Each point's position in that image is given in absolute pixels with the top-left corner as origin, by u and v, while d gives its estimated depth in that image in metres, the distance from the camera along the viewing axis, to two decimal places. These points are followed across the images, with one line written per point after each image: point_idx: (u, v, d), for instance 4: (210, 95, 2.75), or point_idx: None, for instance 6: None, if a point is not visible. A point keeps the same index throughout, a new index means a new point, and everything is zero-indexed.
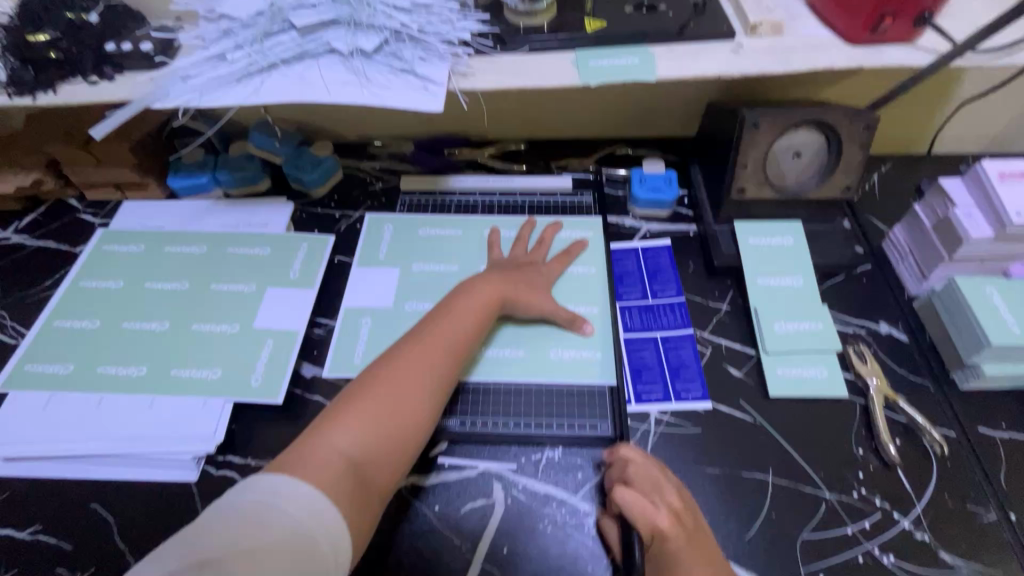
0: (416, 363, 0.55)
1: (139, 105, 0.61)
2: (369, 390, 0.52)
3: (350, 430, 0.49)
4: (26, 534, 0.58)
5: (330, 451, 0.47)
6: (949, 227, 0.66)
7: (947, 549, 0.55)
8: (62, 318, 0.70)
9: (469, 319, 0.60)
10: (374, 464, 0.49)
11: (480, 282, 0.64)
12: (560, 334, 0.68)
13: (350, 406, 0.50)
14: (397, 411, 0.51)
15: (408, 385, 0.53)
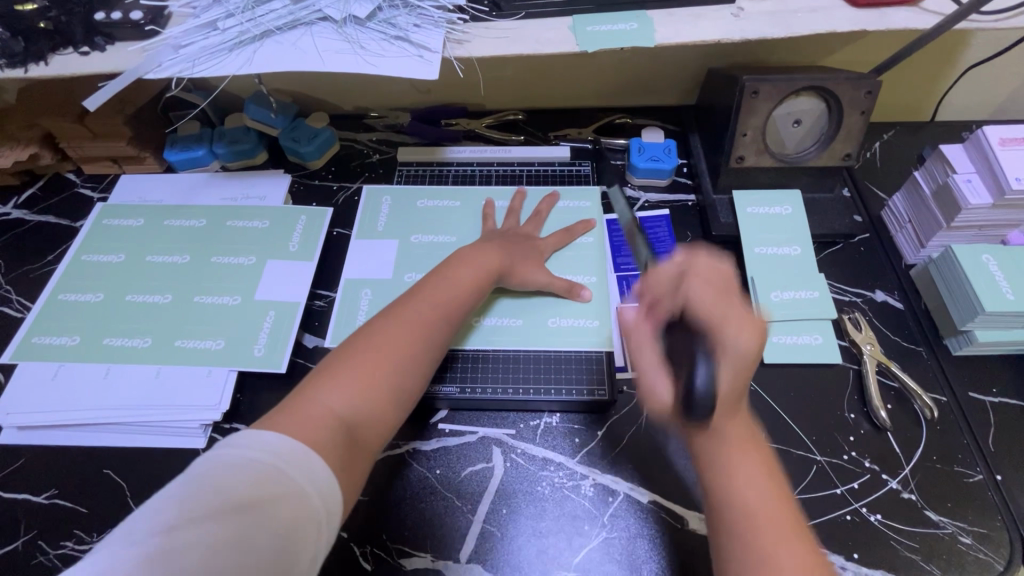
0: (405, 330, 0.56)
1: (132, 75, 0.60)
2: (358, 355, 0.53)
3: (341, 391, 0.50)
4: (42, 498, 0.60)
5: (323, 409, 0.48)
6: (948, 194, 0.66)
7: (932, 508, 0.57)
8: (65, 291, 0.71)
9: (461, 287, 0.62)
10: (365, 424, 0.50)
11: (472, 254, 0.65)
12: (560, 312, 0.68)
13: (340, 370, 0.52)
14: (386, 376, 0.53)
15: (398, 350, 0.54)
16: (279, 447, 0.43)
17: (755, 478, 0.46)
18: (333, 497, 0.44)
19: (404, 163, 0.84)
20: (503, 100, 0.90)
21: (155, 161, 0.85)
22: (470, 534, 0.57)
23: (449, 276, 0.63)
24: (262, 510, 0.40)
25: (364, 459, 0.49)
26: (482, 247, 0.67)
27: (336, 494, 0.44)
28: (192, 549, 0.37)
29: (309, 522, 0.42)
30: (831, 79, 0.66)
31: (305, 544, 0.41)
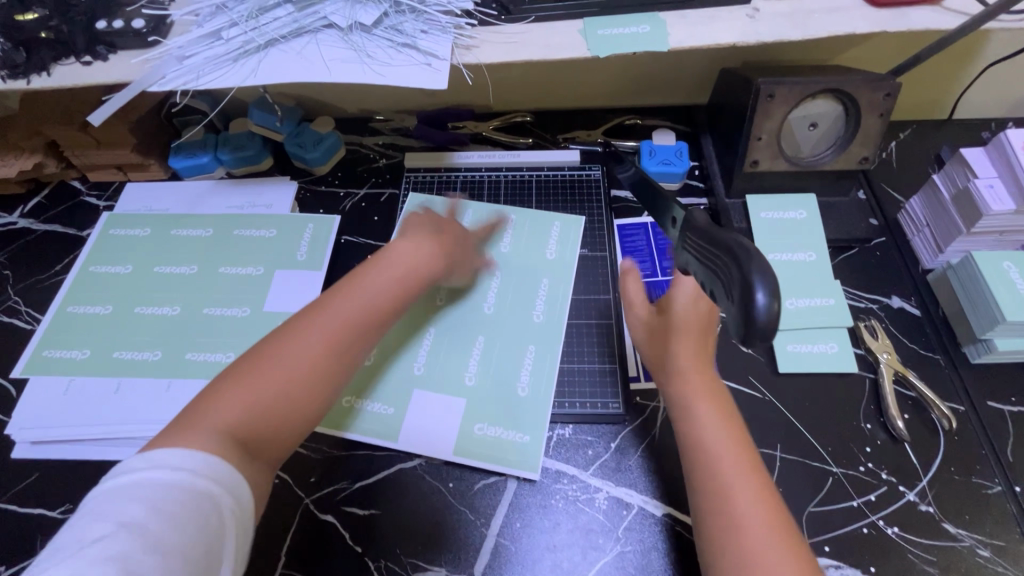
0: (320, 327, 0.50)
1: (137, 88, 0.58)
2: (264, 356, 0.48)
3: (242, 397, 0.46)
4: (58, 512, 0.61)
5: (215, 419, 0.44)
6: (969, 199, 0.64)
7: (950, 521, 0.56)
8: (74, 303, 0.70)
9: (387, 277, 0.55)
10: (266, 435, 0.46)
11: (411, 241, 0.60)
12: (551, 297, 0.70)
13: (245, 371, 0.47)
14: (294, 383, 0.48)
15: (307, 352, 0.48)
16: (178, 461, 0.40)
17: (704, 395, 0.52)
18: (246, 501, 0.43)
19: (411, 168, 0.83)
20: (510, 101, 0.89)
21: (160, 168, 0.84)
22: (483, 548, 0.57)
23: (380, 269, 0.56)
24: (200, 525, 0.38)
25: (263, 466, 0.46)
26: (425, 244, 0.60)
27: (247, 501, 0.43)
28: (112, 563, 0.35)
29: (226, 527, 0.40)
30: (849, 82, 0.64)
31: (224, 548, 0.39)
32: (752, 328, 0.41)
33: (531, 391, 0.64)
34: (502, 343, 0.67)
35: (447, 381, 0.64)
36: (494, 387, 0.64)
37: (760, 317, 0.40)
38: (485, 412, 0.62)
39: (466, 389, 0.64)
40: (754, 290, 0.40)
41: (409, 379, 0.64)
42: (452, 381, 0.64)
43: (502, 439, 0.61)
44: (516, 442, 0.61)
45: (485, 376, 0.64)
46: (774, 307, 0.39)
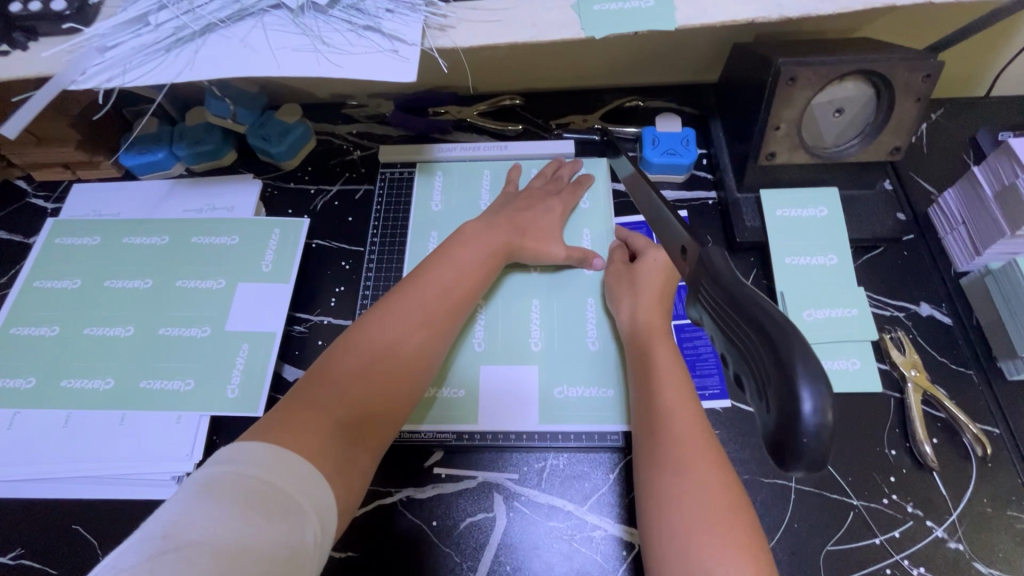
0: (406, 313, 0.52)
1: (53, 89, 0.49)
2: (357, 345, 0.50)
3: (334, 386, 0.47)
4: (9, 559, 0.56)
5: (319, 406, 0.45)
6: (1016, 197, 0.56)
7: (981, 560, 0.51)
8: (18, 325, 0.64)
9: (462, 269, 0.57)
10: (366, 424, 0.47)
11: (480, 230, 0.61)
12: (596, 248, 0.66)
13: (340, 358, 0.49)
14: (389, 369, 0.50)
15: (400, 340, 0.51)
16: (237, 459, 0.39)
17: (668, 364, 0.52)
18: (326, 496, 0.41)
19: (387, 163, 0.74)
20: (498, 82, 0.80)
21: (111, 167, 0.76)
22: None
23: (448, 262, 0.57)
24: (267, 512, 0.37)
25: (366, 454, 0.47)
26: (492, 222, 0.62)
27: (328, 499, 0.41)
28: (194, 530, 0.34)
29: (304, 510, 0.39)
30: (884, 62, 0.55)
31: (308, 525, 0.38)
32: (792, 452, 0.27)
33: (601, 344, 0.61)
34: (560, 300, 0.63)
35: (514, 351, 0.61)
36: (564, 349, 0.61)
37: (808, 438, 0.27)
38: (563, 373, 0.59)
39: (534, 354, 0.61)
40: (801, 401, 0.26)
41: (478, 362, 0.60)
42: (521, 350, 0.61)
43: (586, 398, 0.58)
44: (610, 395, 0.58)
45: (552, 337, 0.61)
46: (828, 424, 0.26)
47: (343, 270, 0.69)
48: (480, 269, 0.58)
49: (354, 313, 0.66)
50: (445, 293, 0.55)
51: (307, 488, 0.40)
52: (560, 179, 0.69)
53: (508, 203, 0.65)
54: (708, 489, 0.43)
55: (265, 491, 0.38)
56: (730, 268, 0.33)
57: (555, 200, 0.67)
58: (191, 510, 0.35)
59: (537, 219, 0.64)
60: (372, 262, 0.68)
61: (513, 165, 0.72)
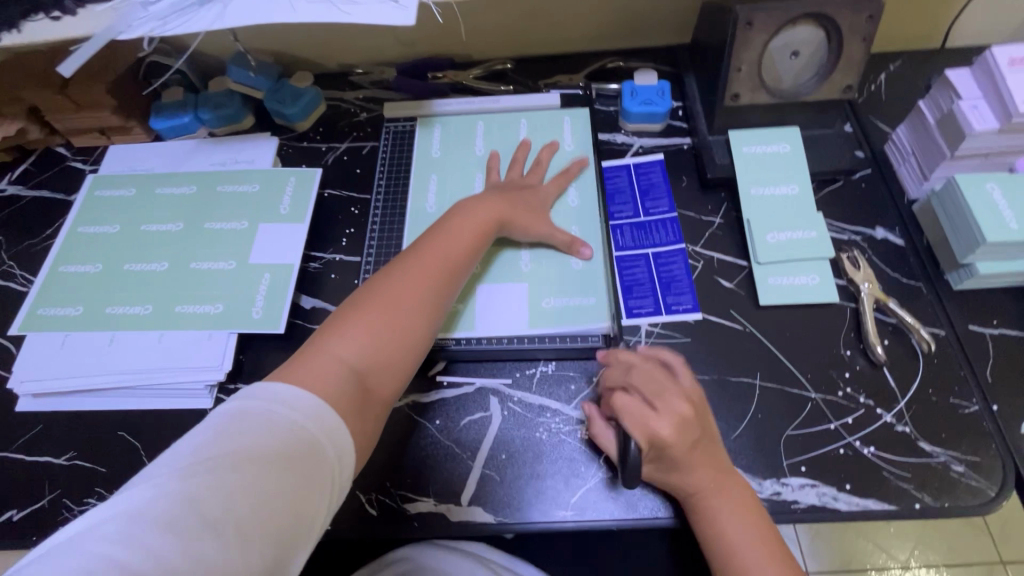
0: (410, 281, 0.57)
1: (104, 39, 0.57)
2: (367, 306, 0.55)
3: (350, 342, 0.52)
4: (63, 460, 0.63)
5: (335, 360, 0.51)
6: (953, 122, 0.63)
7: (926, 440, 0.57)
8: (66, 263, 0.72)
9: (461, 242, 0.62)
10: (379, 373, 0.53)
11: (479, 202, 0.65)
12: (580, 186, 0.73)
13: (352, 318, 0.54)
14: (396, 329, 0.55)
15: (406, 302, 0.56)
16: (278, 395, 0.45)
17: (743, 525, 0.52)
18: (342, 456, 0.46)
19: (390, 119, 0.82)
20: (491, 48, 0.87)
21: (143, 131, 0.85)
22: (470, 480, 0.59)
23: (450, 237, 0.62)
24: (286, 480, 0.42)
25: (377, 406, 0.52)
26: (489, 195, 0.67)
27: (345, 462, 0.46)
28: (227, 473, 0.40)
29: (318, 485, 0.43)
30: (829, 5, 0.62)
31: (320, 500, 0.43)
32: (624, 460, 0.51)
33: (584, 264, 0.68)
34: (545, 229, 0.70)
35: (507, 274, 0.68)
36: (551, 270, 0.68)
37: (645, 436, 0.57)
38: (551, 288, 0.66)
39: (524, 274, 0.68)
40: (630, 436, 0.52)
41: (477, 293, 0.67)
42: (517, 280, 0.67)
43: (572, 306, 0.65)
44: (588, 307, 0.65)
45: (539, 260, 0.68)
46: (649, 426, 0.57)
47: (352, 215, 0.76)
48: (473, 239, 0.63)
49: (363, 250, 0.73)
50: (446, 261, 0.60)
51: (335, 432, 0.46)
52: (540, 163, 0.73)
53: (507, 186, 0.70)
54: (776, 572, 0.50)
55: (297, 447, 0.43)
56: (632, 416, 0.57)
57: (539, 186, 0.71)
58: (236, 447, 0.42)
59: (529, 198, 0.69)
60: (377, 205, 0.75)
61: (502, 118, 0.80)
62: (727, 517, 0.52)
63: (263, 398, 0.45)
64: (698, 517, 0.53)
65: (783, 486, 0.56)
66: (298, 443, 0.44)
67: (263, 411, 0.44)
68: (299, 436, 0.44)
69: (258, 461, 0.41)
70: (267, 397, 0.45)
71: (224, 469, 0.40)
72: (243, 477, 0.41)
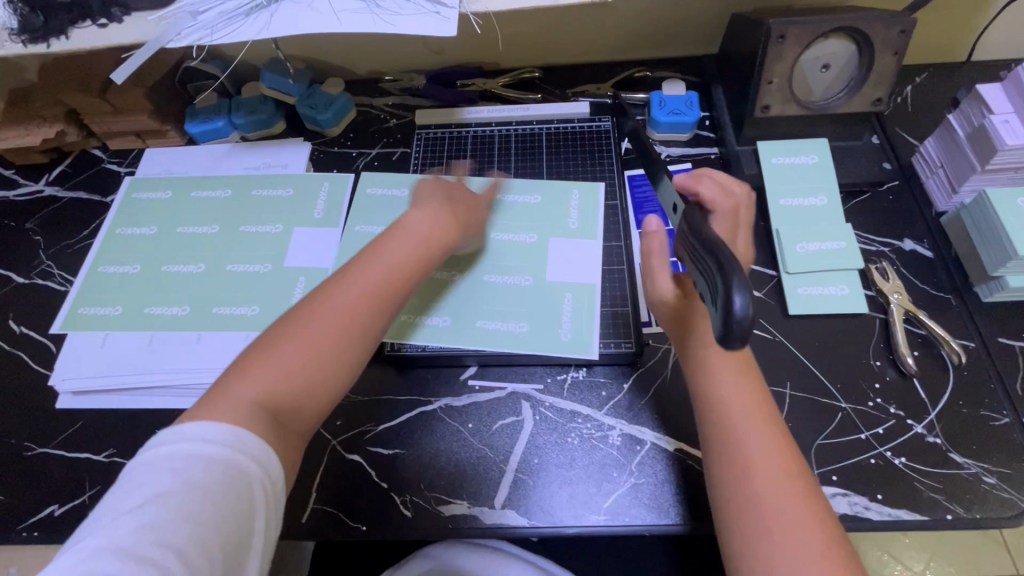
0: (340, 305, 0.51)
1: (154, 47, 0.58)
2: (287, 335, 0.49)
3: (266, 375, 0.47)
4: (103, 456, 0.64)
5: (249, 397, 0.46)
6: (985, 136, 0.64)
7: (957, 451, 0.58)
8: (104, 263, 0.73)
9: (397, 257, 0.56)
10: (295, 410, 0.48)
11: (426, 215, 0.60)
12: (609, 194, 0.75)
13: (273, 347, 0.49)
14: (318, 359, 0.49)
15: (332, 330, 0.50)
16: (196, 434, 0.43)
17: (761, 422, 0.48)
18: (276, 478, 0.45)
19: (421, 126, 0.84)
20: (520, 57, 0.88)
21: (177, 135, 0.86)
22: (503, 484, 0.60)
23: (386, 251, 0.56)
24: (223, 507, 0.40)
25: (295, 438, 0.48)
26: (436, 208, 0.62)
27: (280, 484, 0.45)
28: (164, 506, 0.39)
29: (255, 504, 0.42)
30: (862, 19, 0.63)
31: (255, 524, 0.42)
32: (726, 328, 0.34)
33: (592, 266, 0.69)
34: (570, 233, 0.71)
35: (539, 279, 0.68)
36: (583, 273, 0.68)
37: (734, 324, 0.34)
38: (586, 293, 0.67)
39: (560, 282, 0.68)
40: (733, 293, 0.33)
41: (472, 313, 0.66)
42: (511, 302, 0.67)
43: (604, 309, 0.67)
44: (587, 325, 0.65)
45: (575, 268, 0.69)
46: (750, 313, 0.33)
47: None
48: (416, 253, 0.57)
49: None
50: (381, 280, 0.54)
51: (258, 467, 0.43)
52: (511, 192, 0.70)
53: (465, 204, 0.66)
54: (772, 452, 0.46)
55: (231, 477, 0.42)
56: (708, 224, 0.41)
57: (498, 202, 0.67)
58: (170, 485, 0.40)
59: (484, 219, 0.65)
60: None
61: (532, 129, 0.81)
62: (736, 392, 0.50)
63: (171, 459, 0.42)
64: (704, 375, 0.52)
65: None
66: (229, 474, 0.42)
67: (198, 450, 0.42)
68: (232, 467, 0.42)
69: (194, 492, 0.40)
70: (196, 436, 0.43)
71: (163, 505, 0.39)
72: (174, 513, 0.39)
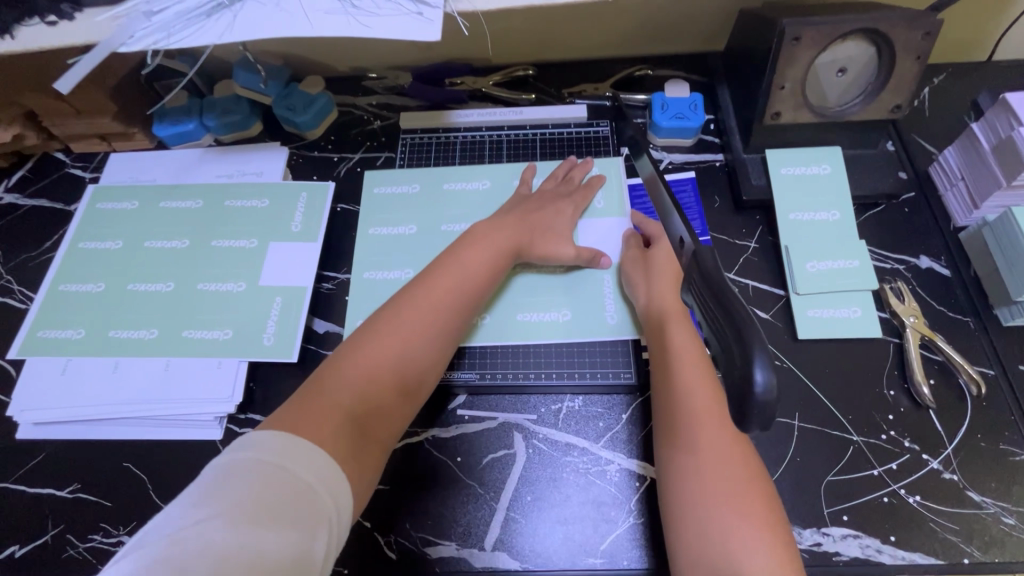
0: (416, 314, 0.54)
1: (104, 51, 0.53)
2: (368, 344, 0.52)
3: (345, 383, 0.49)
4: (67, 492, 0.60)
5: (333, 403, 0.47)
6: (1012, 148, 0.59)
7: (975, 489, 0.55)
8: (66, 281, 0.68)
9: (471, 270, 0.59)
10: (376, 417, 0.49)
11: (489, 229, 0.63)
12: (609, 204, 0.70)
13: (353, 356, 0.51)
14: (397, 367, 0.52)
15: (410, 339, 0.53)
16: (254, 444, 0.42)
17: (702, 386, 0.52)
18: (338, 487, 0.42)
19: (408, 130, 0.79)
20: (512, 53, 0.82)
21: (145, 137, 0.80)
22: (495, 522, 0.56)
23: (455, 263, 0.59)
24: (283, 498, 0.39)
25: (376, 449, 0.49)
26: (501, 221, 0.64)
27: (344, 490, 0.43)
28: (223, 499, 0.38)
29: (314, 496, 0.40)
30: (884, 20, 0.58)
31: (321, 515, 0.40)
32: (743, 409, 0.31)
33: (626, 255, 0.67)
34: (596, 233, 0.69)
35: (541, 307, 0.65)
36: (585, 298, 0.65)
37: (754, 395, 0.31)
38: (589, 320, 0.64)
39: (560, 311, 0.65)
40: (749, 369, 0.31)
41: (509, 306, 0.65)
42: (548, 292, 0.66)
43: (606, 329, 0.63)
44: (630, 304, 0.64)
45: (573, 295, 0.65)
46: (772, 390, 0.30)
47: None
48: (487, 266, 0.60)
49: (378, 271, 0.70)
50: (454, 288, 0.57)
51: (323, 474, 0.42)
52: (571, 181, 0.71)
53: (526, 212, 0.65)
54: (723, 463, 0.48)
55: (286, 477, 0.40)
56: (716, 272, 0.38)
57: (565, 201, 0.68)
58: (223, 486, 0.39)
59: (547, 217, 0.66)
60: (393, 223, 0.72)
61: (526, 134, 0.77)
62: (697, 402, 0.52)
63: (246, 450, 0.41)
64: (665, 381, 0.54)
65: (823, 536, 0.54)
66: (283, 476, 0.40)
67: (248, 458, 0.40)
68: (287, 461, 0.41)
69: (251, 485, 0.39)
70: (255, 448, 0.41)
71: (219, 499, 0.38)
72: (237, 499, 0.38)
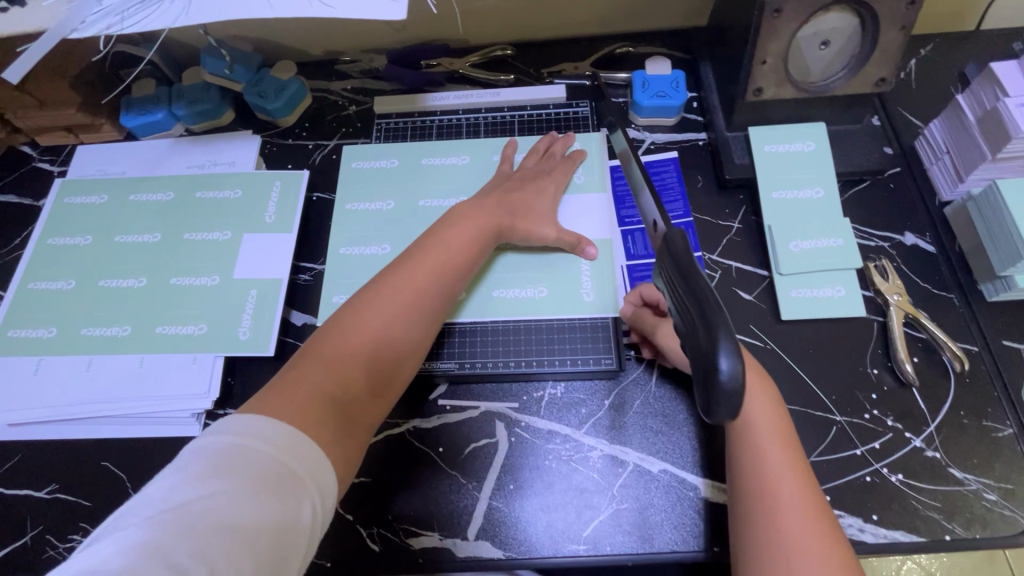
0: (398, 295, 0.53)
1: (55, 36, 0.50)
2: (348, 326, 0.50)
3: (325, 365, 0.47)
4: (45, 493, 0.60)
5: (311, 387, 0.46)
6: (997, 120, 0.58)
7: (956, 466, 0.54)
8: (35, 279, 0.67)
9: (453, 250, 0.57)
10: (358, 401, 0.48)
11: (472, 210, 0.60)
12: (589, 185, 0.69)
13: (332, 338, 0.49)
14: (377, 348, 0.50)
15: (392, 320, 0.52)
16: (232, 427, 0.40)
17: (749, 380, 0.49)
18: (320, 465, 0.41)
19: (382, 115, 0.76)
20: (489, 33, 0.79)
21: (113, 128, 0.77)
22: (478, 509, 0.56)
23: (438, 242, 0.57)
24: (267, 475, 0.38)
25: (361, 434, 0.47)
26: (482, 200, 0.62)
27: (328, 469, 0.42)
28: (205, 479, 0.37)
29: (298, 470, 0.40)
30: None
31: (305, 487, 0.40)
32: (714, 399, 0.31)
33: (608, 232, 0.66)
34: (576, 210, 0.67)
35: (521, 293, 0.64)
36: (566, 283, 0.64)
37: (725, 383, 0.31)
38: (569, 305, 0.63)
39: (541, 296, 0.63)
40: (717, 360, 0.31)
41: (485, 283, 0.64)
42: (528, 271, 0.64)
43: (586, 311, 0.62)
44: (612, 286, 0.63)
45: (554, 282, 0.64)
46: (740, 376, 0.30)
47: None
48: (468, 246, 0.58)
49: None
50: (437, 268, 0.55)
51: (304, 458, 0.41)
52: (552, 155, 0.69)
53: (507, 188, 0.64)
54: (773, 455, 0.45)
55: (267, 457, 0.39)
56: (687, 252, 0.36)
57: (546, 178, 0.67)
58: (203, 468, 0.37)
59: (527, 195, 0.64)
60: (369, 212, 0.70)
61: (504, 116, 0.75)
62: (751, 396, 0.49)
63: (235, 432, 0.40)
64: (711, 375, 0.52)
65: None
66: (264, 456, 0.39)
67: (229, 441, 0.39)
68: (268, 440, 0.40)
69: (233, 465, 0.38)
70: (234, 430, 0.40)
71: (201, 478, 0.37)
72: (220, 478, 0.37)
